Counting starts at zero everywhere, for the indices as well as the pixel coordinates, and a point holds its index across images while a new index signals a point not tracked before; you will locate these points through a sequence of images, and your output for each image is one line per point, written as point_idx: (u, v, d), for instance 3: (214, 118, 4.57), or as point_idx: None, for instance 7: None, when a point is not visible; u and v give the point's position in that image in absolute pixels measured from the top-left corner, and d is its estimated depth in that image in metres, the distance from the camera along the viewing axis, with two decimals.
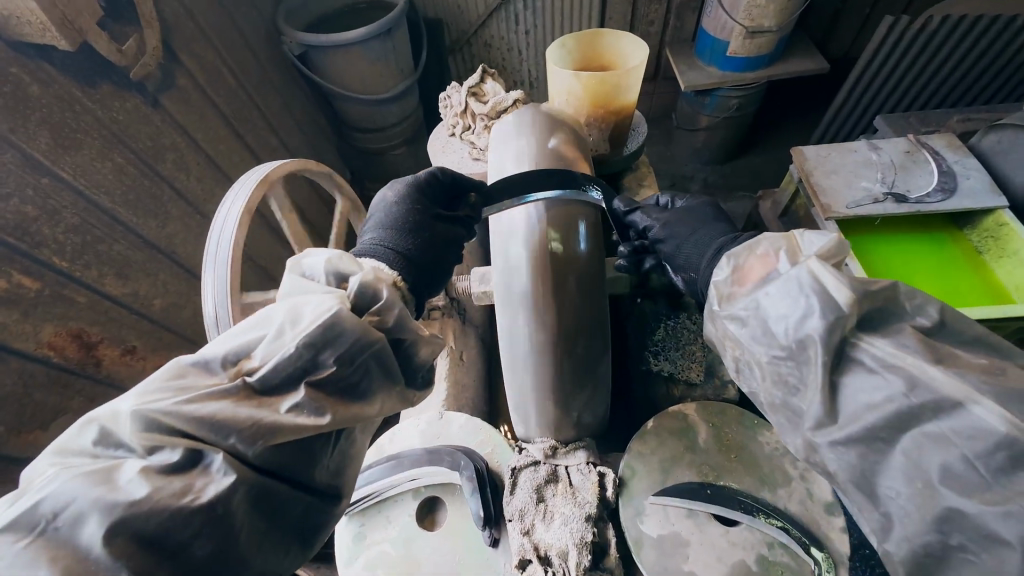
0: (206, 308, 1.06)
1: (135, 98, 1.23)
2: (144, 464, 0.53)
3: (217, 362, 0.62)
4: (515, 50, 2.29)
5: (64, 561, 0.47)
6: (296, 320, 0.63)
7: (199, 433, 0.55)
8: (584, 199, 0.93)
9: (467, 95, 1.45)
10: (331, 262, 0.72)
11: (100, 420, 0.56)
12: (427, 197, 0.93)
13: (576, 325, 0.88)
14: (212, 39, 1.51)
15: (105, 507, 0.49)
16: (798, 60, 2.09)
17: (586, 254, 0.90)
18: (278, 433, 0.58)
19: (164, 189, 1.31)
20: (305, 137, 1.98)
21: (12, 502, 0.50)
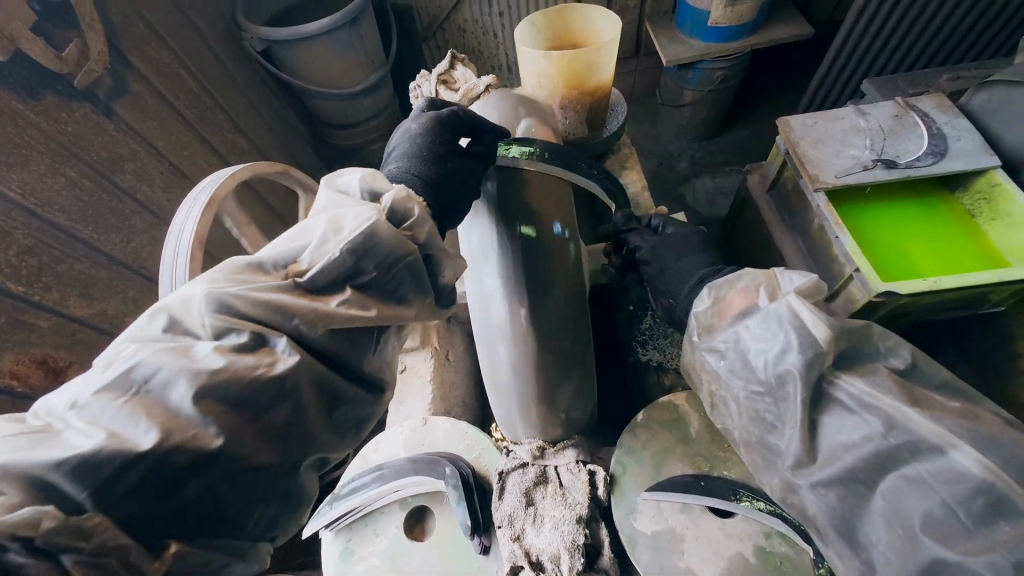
0: None
1: (85, 107, 1.16)
2: (217, 343, 0.53)
3: (268, 264, 0.61)
4: (490, 33, 2.20)
5: (162, 417, 0.49)
6: (338, 229, 0.61)
7: (265, 317, 0.56)
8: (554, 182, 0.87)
9: (437, 83, 1.38)
10: (365, 179, 0.68)
11: (170, 309, 0.55)
12: (457, 126, 0.79)
13: (556, 327, 0.85)
14: (165, 39, 1.43)
15: (190, 374, 0.51)
16: (783, 26, 2.02)
17: (563, 246, 0.86)
18: (334, 321, 0.58)
19: (126, 202, 1.25)
20: (276, 137, 1.90)
21: (102, 369, 0.51)
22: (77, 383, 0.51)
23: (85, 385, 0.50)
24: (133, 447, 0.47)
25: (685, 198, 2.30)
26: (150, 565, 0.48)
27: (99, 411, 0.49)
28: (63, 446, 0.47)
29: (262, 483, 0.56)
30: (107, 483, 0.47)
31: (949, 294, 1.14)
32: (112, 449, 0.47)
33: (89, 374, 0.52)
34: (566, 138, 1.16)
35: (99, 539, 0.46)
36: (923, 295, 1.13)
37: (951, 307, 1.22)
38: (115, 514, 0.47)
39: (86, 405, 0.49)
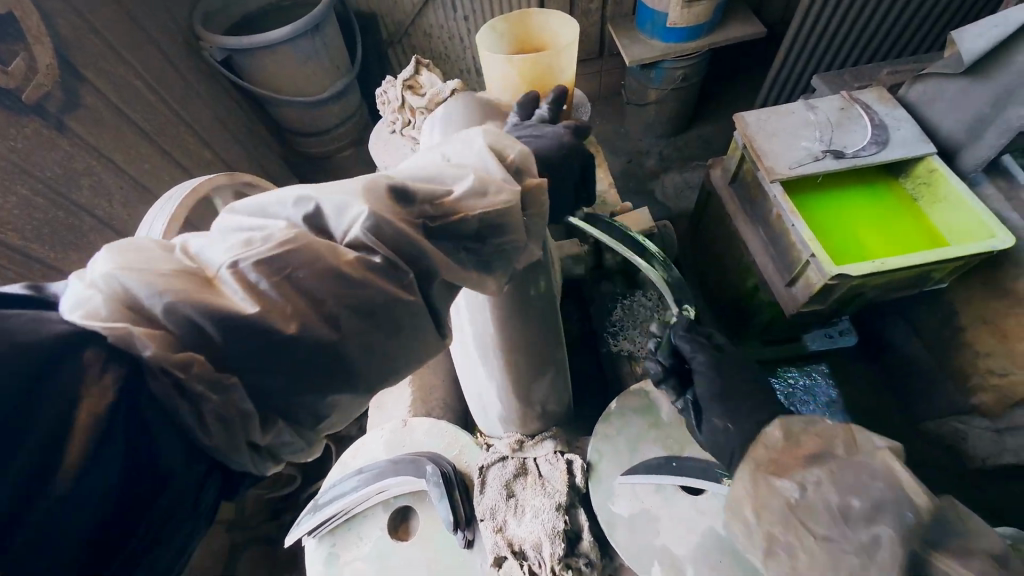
0: None
1: (35, 122, 1.12)
2: (356, 256, 0.54)
3: (410, 190, 0.59)
4: (456, 38, 2.22)
5: (301, 307, 0.52)
6: (483, 189, 0.60)
7: (397, 249, 0.56)
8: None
9: (402, 90, 1.39)
10: (517, 147, 0.65)
11: (322, 202, 0.55)
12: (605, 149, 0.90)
13: (530, 339, 0.83)
14: (119, 50, 1.39)
15: (336, 273, 0.52)
16: (737, 26, 2.11)
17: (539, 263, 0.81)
18: (446, 272, 0.60)
19: (83, 218, 1.21)
20: (242, 147, 1.87)
21: (260, 240, 0.52)
22: (235, 241, 0.52)
23: (246, 247, 0.51)
24: (282, 326, 0.50)
25: (654, 194, 2.36)
26: (259, 437, 0.53)
27: (254, 280, 0.50)
28: (230, 299, 0.50)
29: (340, 401, 0.58)
30: (250, 344, 0.50)
31: (897, 274, 1.22)
32: (265, 317, 0.50)
33: (251, 236, 0.52)
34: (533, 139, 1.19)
35: (229, 397, 0.49)
36: (875, 275, 1.20)
37: (897, 287, 1.31)
38: (244, 378, 0.51)
39: (244, 269, 0.50)
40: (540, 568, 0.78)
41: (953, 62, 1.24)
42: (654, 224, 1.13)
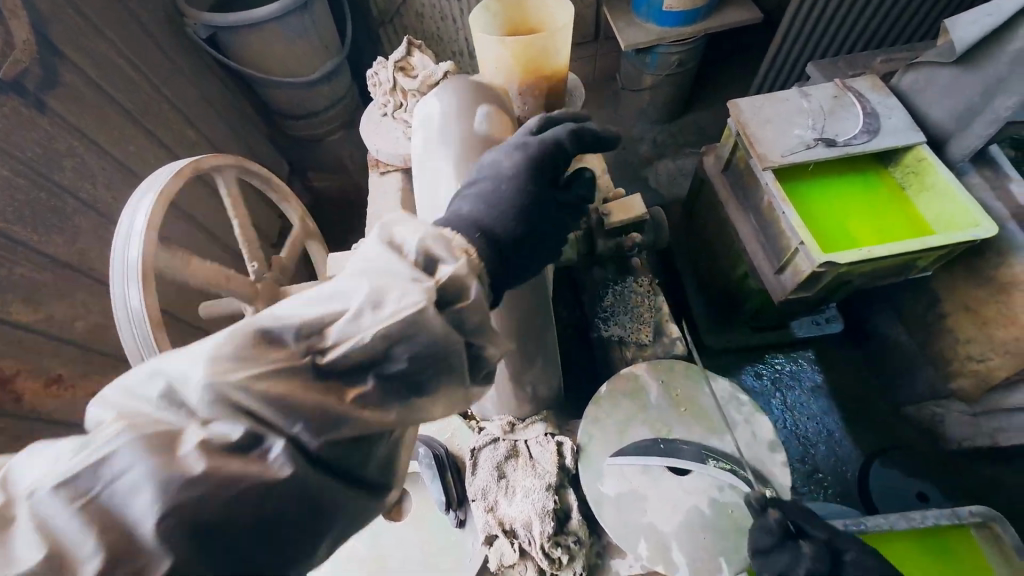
0: (116, 314, 0.97)
1: (13, 100, 1.09)
2: (205, 435, 0.47)
3: (286, 332, 0.52)
4: (448, 18, 2.12)
5: (113, 533, 0.44)
6: (378, 303, 0.53)
7: (265, 415, 0.49)
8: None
9: (393, 71, 1.36)
10: (422, 240, 0.58)
11: (169, 376, 0.49)
12: (558, 165, 0.80)
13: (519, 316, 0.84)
14: (98, 26, 1.34)
15: (159, 481, 0.44)
16: (733, 11, 2.09)
17: None
18: (340, 426, 0.51)
19: (67, 201, 1.19)
20: (230, 130, 1.83)
21: (78, 450, 0.46)
22: (52, 459, 0.47)
23: (53, 468, 0.45)
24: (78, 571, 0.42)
25: (648, 181, 2.36)
26: None
27: (55, 510, 0.44)
28: (17, 547, 0.43)
29: None
30: None
31: (882, 262, 1.24)
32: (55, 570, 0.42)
33: (73, 445, 0.47)
34: (526, 124, 1.18)
35: None
36: (862, 263, 1.22)
37: (883, 275, 1.33)
38: None
39: (41, 500, 0.44)
40: (531, 545, 0.80)
41: (945, 50, 1.24)
42: (644, 212, 1.12)
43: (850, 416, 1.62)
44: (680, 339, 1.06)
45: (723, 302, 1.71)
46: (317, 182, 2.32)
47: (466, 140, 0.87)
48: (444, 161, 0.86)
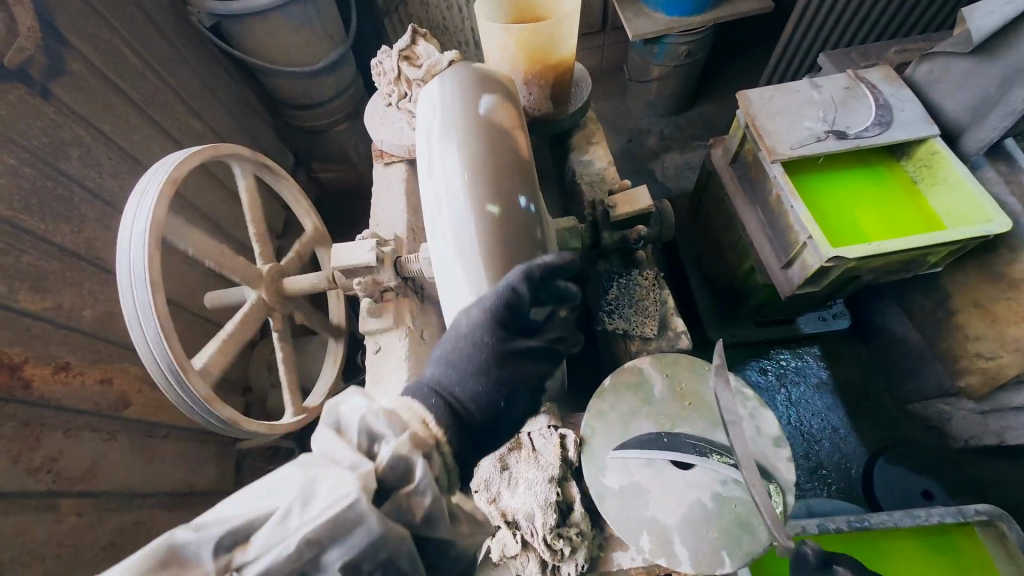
0: (123, 298, 0.98)
1: (19, 88, 1.09)
2: None
3: (204, 551, 0.54)
4: (455, 8, 2.08)
5: None
6: (307, 500, 0.55)
7: None
8: (508, 148, 0.86)
9: (398, 60, 1.34)
10: (366, 418, 0.63)
11: None
12: (518, 314, 0.76)
13: None
14: (102, 13, 1.34)
15: None
16: (744, 0, 2.05)
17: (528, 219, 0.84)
18: None
19: (73, 190, 1.19)
20: (234, 120, 1.83)
21: None
22: None
23: None
24: None
25: (654, 174, 2.34)
26: None
27: None
28: None
29: None
30: None
31: (892, 258, 1.22)
32: None
33: None
34: (532, 115, 1.17)
35: None
36: (871, 258, 1.20)
37: (893, 270, 1.31)
38: None
39: None
40: (533, 537, 0.81)
41: (961, 40, 1.21)
42: (649, 204, 1.10)
43: (855, 412, 1.61)
44: (684, 333, 1.05)
45: (728, 297, 1.70)
46: (322, 174, 2.31)
47: (469, 128, 0.85)
48: (447, 147, 0.85)
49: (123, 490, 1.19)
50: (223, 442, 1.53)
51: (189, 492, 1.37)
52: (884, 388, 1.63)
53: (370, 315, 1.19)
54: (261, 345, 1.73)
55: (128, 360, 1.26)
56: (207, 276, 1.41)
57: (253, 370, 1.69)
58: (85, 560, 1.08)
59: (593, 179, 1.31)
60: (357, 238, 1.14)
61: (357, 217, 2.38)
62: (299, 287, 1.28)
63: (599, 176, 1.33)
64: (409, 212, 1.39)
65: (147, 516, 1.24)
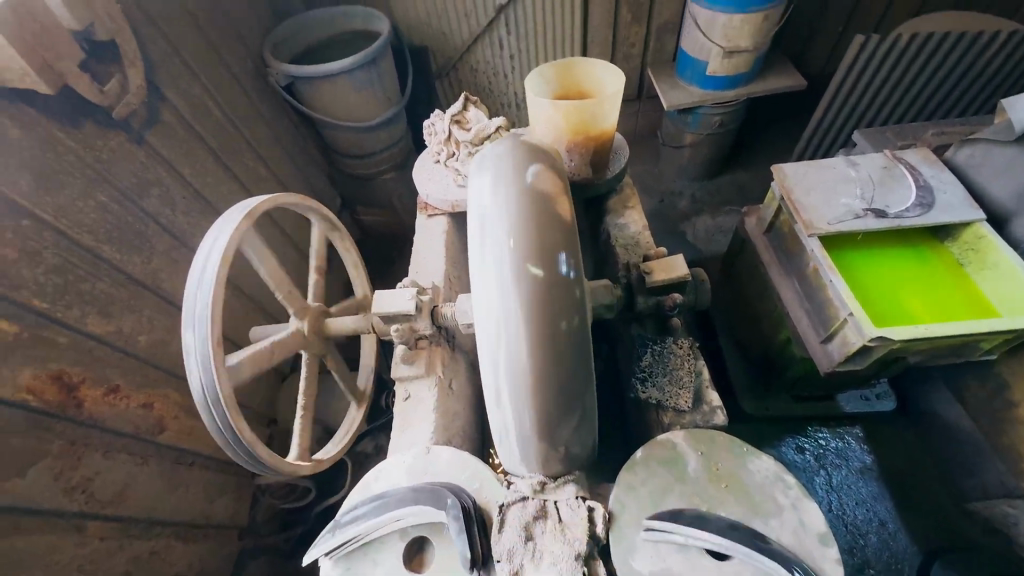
0: (184, 324, 1.05)
1: (120, 136, 1.24)
2: None
3: None
4: (501, 74, 2.37)
5: None
6: None
7: None
8: (552, 211, 0.89)
9: (450, 124, 1.46)
10: None
11: None
12: None
13: (558, 371, 0.82)
14: (198, 74, 1.52)
15: None
16: (777, 78, 2.15)
17: (568, 281, 0.84)
18: None
19: (150, 225, 1.30)
20: (294, 167, 1.98)
21: None
22: None
23: None
24: None
25: (685, 235, 2.36)
26: None
27: None
28: None
29: None
30: None
31: (939, 342, 1.17)
32: None
33: None
34: (572, 180, 1.23)
35: None
36: (916, 341, 1.16)
37: (941, 353, 1.25)
38: None
39: None
40: None
41: (1003, 129, 1.23)
42: (687, 273, 1.10)
43: (903, 504, 1.48)
44: (720, 409, 1.02)
45: (764, 366, 1.64)
46: (365, 217, 2.45)
47: (518, 190, 0.90)
48: (494, 207, 0.89)
49: (146, 517, 1.20)
50: (244, 476, 1.54)
51: (205, 524, 1.38)
52: (933, 477, 1.51)
53: (403, 361, 1.21)
54: (291, 379, 1.77)
55: (173, 386, 1.32)
56: (254, 310, 1.48)
57: (281, 403, 1.73)
58: None
59: (627, 242, 1.35)
60: (398, 287, 1.20)
61: (393, 260, 2.48)
62: (340, 330, 1.35)
63: (634, 241, 1.36)
64: (447, 262, 1.45)
65: (162, 547, 1.24)
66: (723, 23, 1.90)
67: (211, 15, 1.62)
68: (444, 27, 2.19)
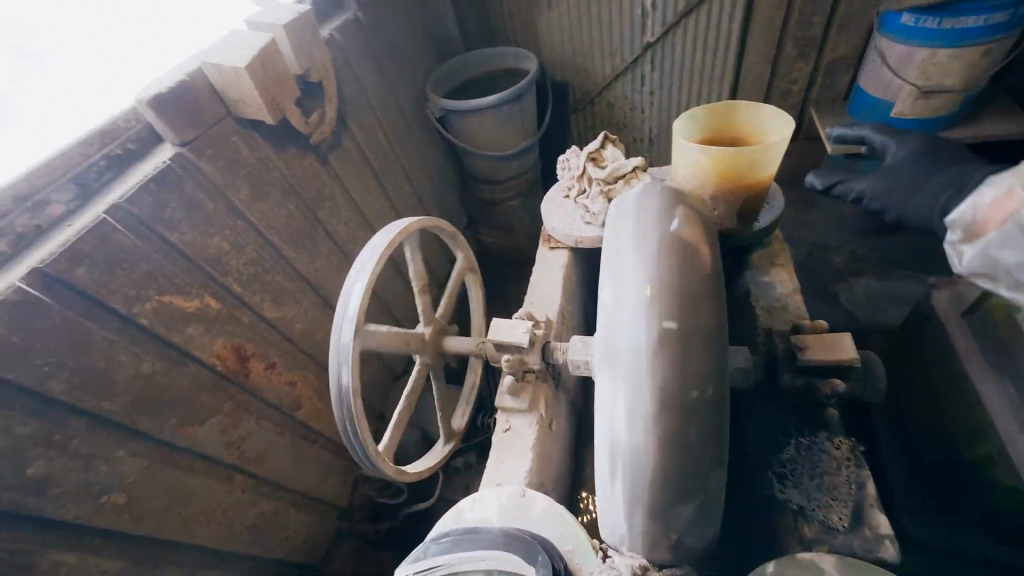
0: (334, 318, 1.19)
1: (311, 157, 1.49)
2: None
3: None
4: (638, 109, 2.33)
5: None
6: None
7: None
8: (693, 259, 0.82)
9: (586, 160, 1.46)
10: None
11: None
12: None
13: (684, 434, 0.74)
14: (374, 107, 1.77)
15: None
16: (993, 122, 1.75)
17: (706, 339, 0.77)
18: None
19: (319, 231, 1.52)
20: (434, 188, 2.18)
21: None
22: None
23: None
24: None
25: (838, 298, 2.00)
26: None
27: None
28: None
29: None
30: None
31: None
32: None
33: None
34: (715, 230, 1.13)
35: None
36: None
37: None
38: None
39: None
40: None
41: None
42: (856, 357, 0.95)
43: None
44: (893, 540, 0.83)
45: (942, 484, 1.27)
46: (486, 239, 2.58)
47: (655, 235, 0.85)
48: (630, 249, 0.85)
49: (274, 481, 1.37)
50: (352, 463, 1.68)
51: (315, 500, 1.53)
52: None
53: (508, 393, 1.20)
54: (401, 382, 1.91)
55: (313, 371, 1.49)
56: (384, 315, 1.63)
57: (391, 402, 1.86)
58: (233, 533, 1.25)
59: (770, 306, 1.22)
60: (514, 317, 1.23)
61: (506, 281, 2.56)
62: (454, 349, 1.43)
63: (780, 304, 1.22)
64: (562, 297, 1.44)
65: (282, 511, 1.40)
66: (923, 59, 1.60)
67: (391, 57, 1.89)
68: (588, 64, 2.23)
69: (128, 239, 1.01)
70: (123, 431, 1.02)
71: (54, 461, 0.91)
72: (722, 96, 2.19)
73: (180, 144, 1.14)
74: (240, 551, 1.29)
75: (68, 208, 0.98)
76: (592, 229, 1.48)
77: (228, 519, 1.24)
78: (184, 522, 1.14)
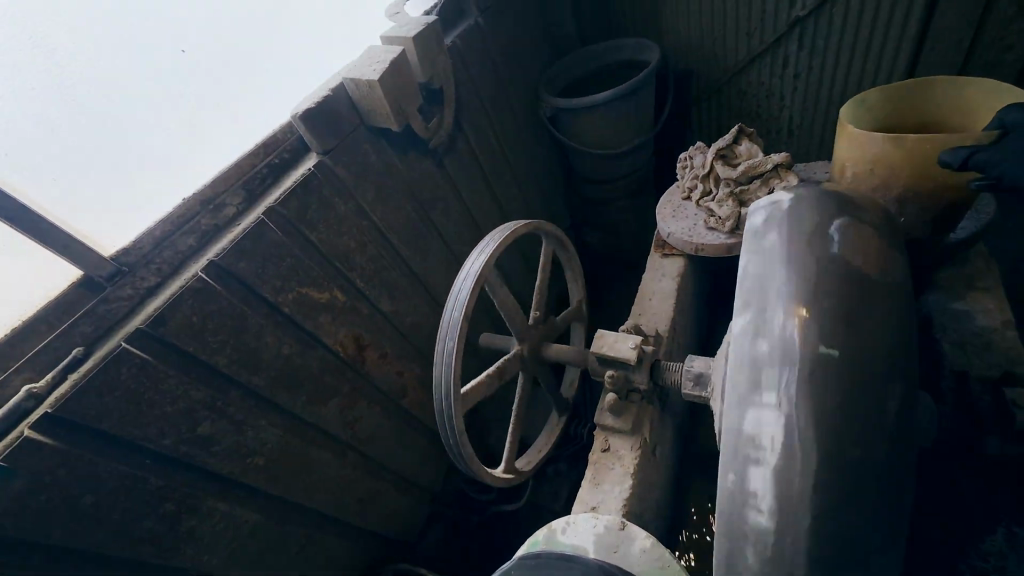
0: (447, 303, 1.23)
1: (429, 161, 1.57)
2: None
3: None
4: (775, 97, 2.02)
5: None
6: None
7: None
8: (864, 278, 0.66)
9: (714, 157, 1.30)
10: None
11: None
12: None
13: (842, 498, 0.58)
14: (487, 110, 1.81)
15: None
16: None
17: (880, 381, 0.61)
18: None
19: (431, 231, 1.60)
20: (540, 189, 2.16)
21: None
22: None
23: None
24: None
25: None
26: None
27: None
28: None
29: None
30: None
31: None
32: None
33: None
34: (907, 233, 0.89)
35: None
36: None
37: None
38: None
39: None
40: None
41: None
42: None
43: None
44: None
45: None
46: (590, 241, 2.48)
47: (817, 245, 0.68)
48: (778, 260, 0.70)
49: (380, 462, 1.48)
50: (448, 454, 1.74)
51: (414, 484, 1.61)
52: None
53: (609, 411, 1.12)
54: None
55: (419, 363, 1.57)
56: (485, 314, 1.65)
57: None
58: (346, 503, 1.39)
59: (970, 344, 1.01)
60: (620, 331, 1.14)
61: (610, 285, 2.42)
62: (556, 354, 1.39)
63: (986, 341, 1.01)
64: (674, 309, 1.30)
65: (385, 491, 1.51)
66: None
67: (506, 60, 1.90)
68: (717, 49, 2.00)
69: (278, 237, 1.17)
70: (266, 402, 1.18)
71: (217, 423, 1.09)
72: (894, 73, 1.78)
73: (323, 153, 1.28)
74: (348, 520, 1.42)
75: (238, 210, 1.16)
76: (716, 236, 1.29)
77: (344, 490, 1.38)
78: (307, 487, 1.28)
